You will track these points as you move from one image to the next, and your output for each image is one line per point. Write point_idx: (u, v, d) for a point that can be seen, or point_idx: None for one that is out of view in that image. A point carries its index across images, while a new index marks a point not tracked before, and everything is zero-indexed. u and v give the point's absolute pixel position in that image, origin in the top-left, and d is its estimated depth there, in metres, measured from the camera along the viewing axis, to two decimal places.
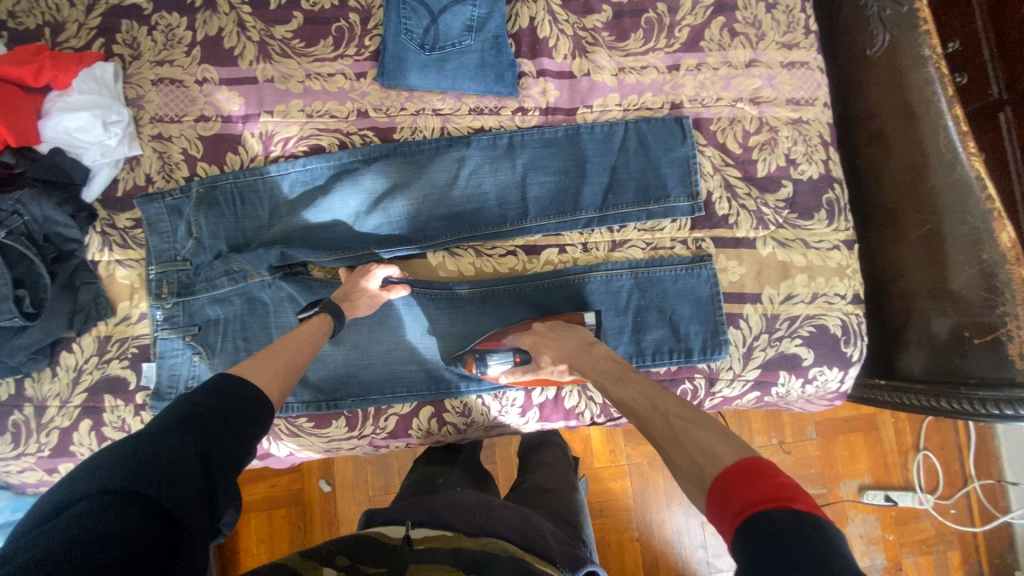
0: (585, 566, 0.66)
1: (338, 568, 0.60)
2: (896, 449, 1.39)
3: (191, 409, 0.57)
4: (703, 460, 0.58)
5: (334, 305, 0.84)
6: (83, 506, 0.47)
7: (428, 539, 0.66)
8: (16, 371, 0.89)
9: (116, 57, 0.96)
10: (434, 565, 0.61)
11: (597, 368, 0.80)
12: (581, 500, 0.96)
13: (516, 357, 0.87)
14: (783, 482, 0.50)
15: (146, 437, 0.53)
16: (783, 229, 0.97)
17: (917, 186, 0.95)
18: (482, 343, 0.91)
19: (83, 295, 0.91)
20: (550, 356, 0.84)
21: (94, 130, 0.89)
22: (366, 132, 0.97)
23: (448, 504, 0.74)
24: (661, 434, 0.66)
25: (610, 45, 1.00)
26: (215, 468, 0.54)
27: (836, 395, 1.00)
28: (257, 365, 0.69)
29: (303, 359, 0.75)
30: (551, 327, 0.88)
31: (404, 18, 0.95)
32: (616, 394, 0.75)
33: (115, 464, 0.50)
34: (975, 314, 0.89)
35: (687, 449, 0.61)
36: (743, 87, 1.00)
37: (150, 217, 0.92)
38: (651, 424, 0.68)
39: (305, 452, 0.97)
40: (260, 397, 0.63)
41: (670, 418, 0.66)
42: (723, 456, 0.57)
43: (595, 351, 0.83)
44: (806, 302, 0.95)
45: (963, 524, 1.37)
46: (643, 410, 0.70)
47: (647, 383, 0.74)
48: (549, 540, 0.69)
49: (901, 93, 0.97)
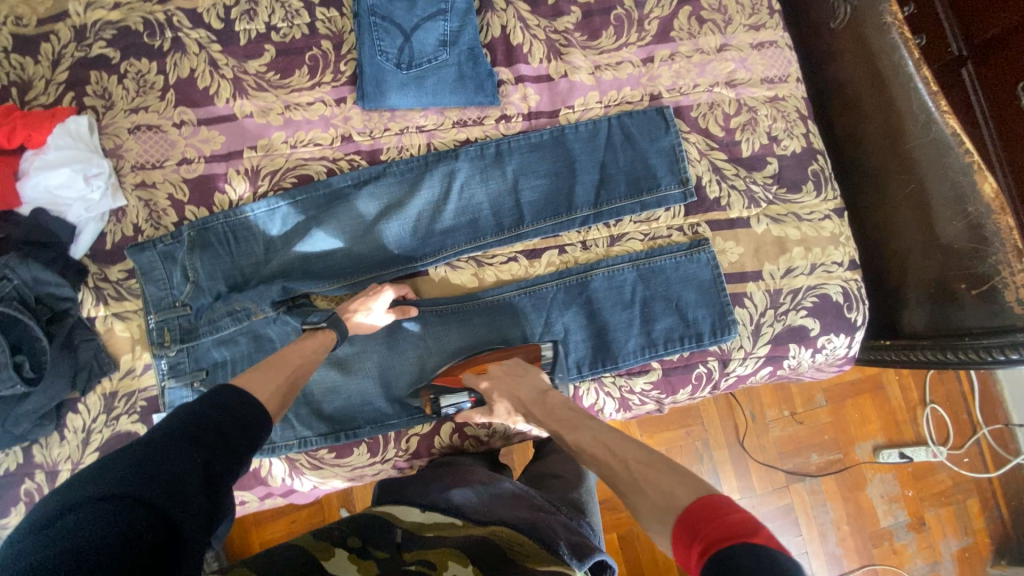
0: (593, 556, 0.63)
1: (350, 549, 0.59)
2: (903, 406, 1.41)
3: (195, 418, 0.57)
4: (665, 504, 0.60)
5: (339, 318, 0.84)
6: (83, 513, 0.46)
7: (437, 526, 0.67)
8: (21, 440, 0.87)
9: (89, 108, 0.95)
10: (445, 548, 0.61)
11: (554, 416, 0.81)
12: (591, 487, 0.97)
13: (472, 398, 0.89)
14: (739, 518, 0.52)
15: (146, 445, 0.53)
16: (775, 204, 0.98)
17: (897, 149, 0.97)
18: (443, 380, 0.91)
19: (82, 354, 0.88)
20: (504, 403, 0.86)
21: (76, 184, 0.88)
22: (353, 156, 0.96)
23: (461, 488, 0.76)
24: (623, 482, 0.67)
25: (583, 44, 1.01)
26: (218, 479, 0.54)
27: (845, 359, 1.00)
28: (258, 378, 0.68)
29: (304, 373, 0.75)
30: (506, 372, 0.87)
31: (377, 39, 0.95)
32: (573, 441, 0.75)
33: (119, 472, 0.50)
34: (969, 265, 0.91)
35: (649, 495, 0.62)
36: (718, 71, 1.02)
37: (143, 265, 0.90)
38: (612, 471, 0.69)
39: (329, 485, 0.95)
40: (262, 409, 0.63)
41: (629, 465, 0.67)
42: (683, 498, 0.59)
43: (550, 400, 0.83)
44: (806, 273, 0.96)
45: (977, 471, 1.40)
46: (601, 457, 0.71)
47: (603, 429, 0.74)
48: (557, 530, 0.66)
49: (870, 60, 1.00)
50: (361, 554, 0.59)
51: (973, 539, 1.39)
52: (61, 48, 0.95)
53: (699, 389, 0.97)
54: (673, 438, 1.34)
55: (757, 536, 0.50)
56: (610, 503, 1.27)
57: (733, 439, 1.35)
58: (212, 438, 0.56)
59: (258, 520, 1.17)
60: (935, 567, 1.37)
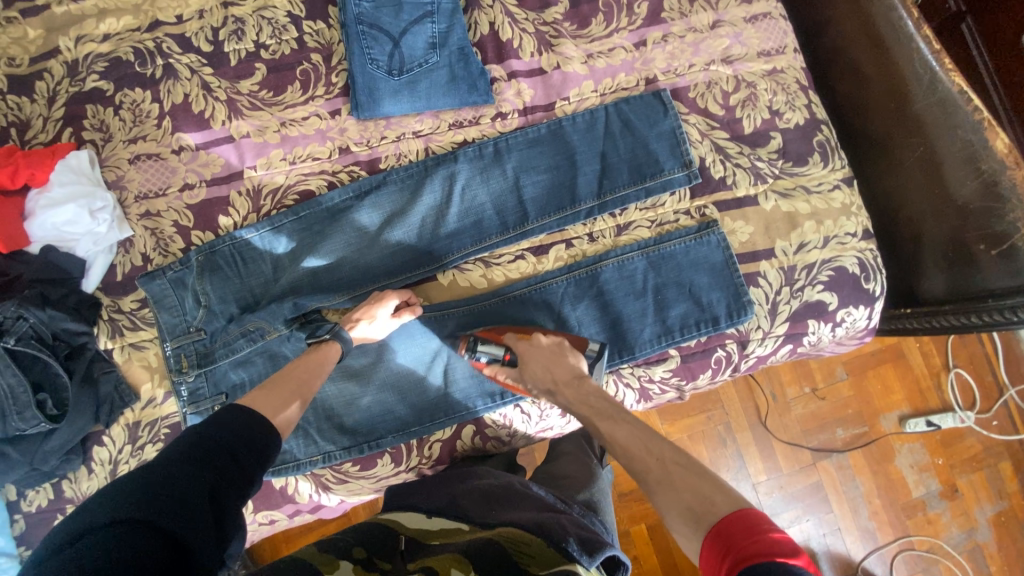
0: (603, 550, 0.63)
1: (355, 560, 0.58)
2: (927, 372, 1.39)
3: (197, 439, 0.57)
4: (701, 509, 0.62)
5: (342, 330, 0.85)
6: (91, 538, 0.46)
7: (443, 534, 0.66)
8: (51, 475, 0.88)
9: (88, 143, 0.95)
10: (446, 555, 0.59)
11: (586, 403, 0.81)
12: (604, 488, 0.96)
13: (506, 356, 0.87)
14: (779, 536, 0.54)
15: (153, 468, 0.53)
16: (782, 179, 0.97)
17: (903, 112, 0.95)
18: (483, 331, 0.92)
19: (103, 386, 0.89)
20: (535, 375, 0.84)
21: (82, 220, 0.88)
22: (352, 167, 0.96)
23: (469, 492, 0.76)
24: (655, 480, 0.69)
25: (573, 34, 1.00)
26: (224, 498, 0.54)
27: (866, 331, 0.99)
28: (262, 398, 0.69)
29: (308, 388, 0.75)
30: (549, 345, 0.86)
31: (366, 48, 0.94)
32: (607, 430, 0.76)
33: (126, 494, 0.50)
34: (986, 225, 0.88)
35: (684, 497, 0.64)
36: (712, 49, 1.00)
37: (154, 294, 0.91)
38: (646, 467, 0.70)
39: (356, 497, 0.95)
40: (266, 427, 0.63)
41: (667, 464, 0.69)
42: (720, 506, 0.61)
43: (584, 386, 0.82)
44: (819, 247, 0.95)
45: (1007, 433, 1.37)
46: (636, 453, 0.72)
47: (639, 425, 0.75)
48: (566, 526, 0.66)
49: (868, 23, 0.97)
50: (364, 565, 0.58)
51: (1009, 503, 1.36)
52: (56, 85, 0.96)
53: (719, 372, 0.95)
54: (694, 424, 1.33)
55: (796, 558, 0.52)
56: (634, 494, 1.26)
57: (755, 419, 1.34)
58: (218, 458, 0.56)
59: (288, 536, 1.18)
60: (971, 533, 1.34)
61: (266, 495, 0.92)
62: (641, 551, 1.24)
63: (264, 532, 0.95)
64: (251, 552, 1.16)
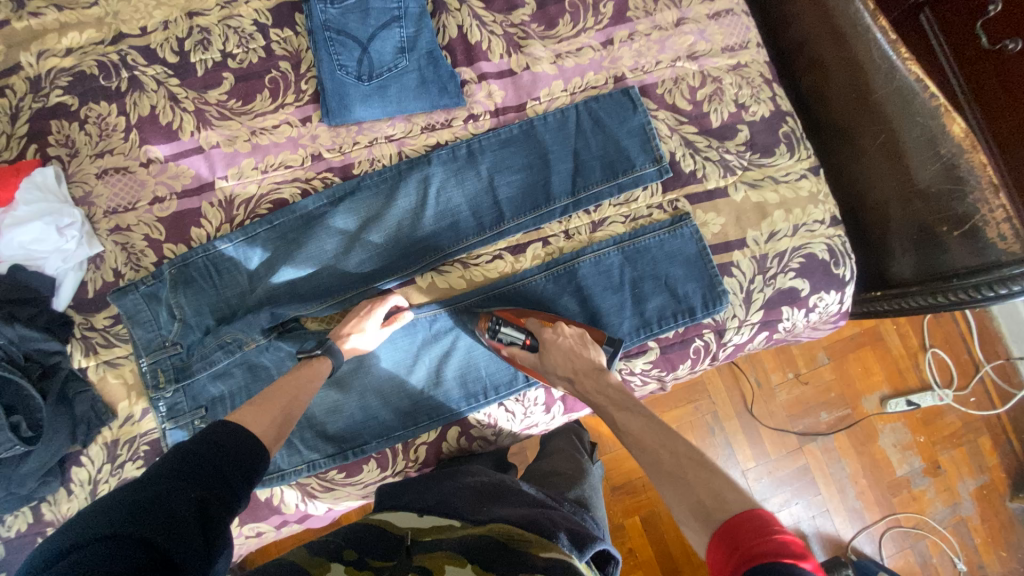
0: (593, 545, 0.64)
1: (346, 562, 0.59)
2: (905, 353, 1.42)
3: (187, 454, 0.57)
4: (712, 505, 0.62)
5: (334, 344, 0.84)
6: (81, 553, 0.46)
7: (434, 531, 0.66)
8: (29, 499, 0.86)
9: (54, 159, 0.93)
10: (441, 553, 0.60)
11: (603, 393, 0.82)
12: (594, 485, 0.97)
13: (527, 341, 0.87)
14: (786, 539, 0.53)
15: (143, 485, 0.53)
16: (750, 170, 0.99)
17: (864, 101, 0.98)
18: (504, 312, 0.93)
19: (79, 406, 0.87)
20: (555, 363, 0.85)
21: (50, 237, 0.87)
22: (326, 174, 0.96)
23: (459, 490, 0.76)
24: (667, 471, 0.70)
25: (541, 35, 1.01)
26: (214, 513, 0.53)
27: (839, 315, 1.01)
28: (252, 414, 0.69)
29: (300, 406, 0.76)
30: (571, 336, 0.87)
31: (335, 54, 0.94)
32: (622, 422, 0.78)
33: (115, 511, 0.49)
34: (948, 206, 0.91)
35: (696, 489, 0.65)
36: (678, 45, 1.02)
37: (127, 309, 0.89)
38: (658, 458, 0.71)
39: (343, 505, 0.95)
40: (256, 443, 0.63)
41: (679, 457, 0.70)
42: (732, 504, 0.61)
43: (603, 379, 0.83)
44: (789, 235, 0.97)
45: (985, 409, 1.41)
46: (648, 444, 0.74)
47: (654, 419, 0.76)
48: (556, 520, 0.67)
49: (827, 16, 1.00)
50: (356, 566, 0.59)
51: (990, 477, 1.40)
52: (19, 102, 0.94)
53: (698, 362, 0.97)
54: (683, 416, 1.34)
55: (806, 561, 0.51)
56: (627, 488, 1.27)
57: (741, 407, 1.36)
58: (206, 475, 0.56)
59: (279, 545, 1.16)
60: (955, 508, 1.38)
61: (252, 508, 0.91)
62: (636, 544, 1.25)
63: (252, 545, 0.94)
64: (240, 563, 1.14)
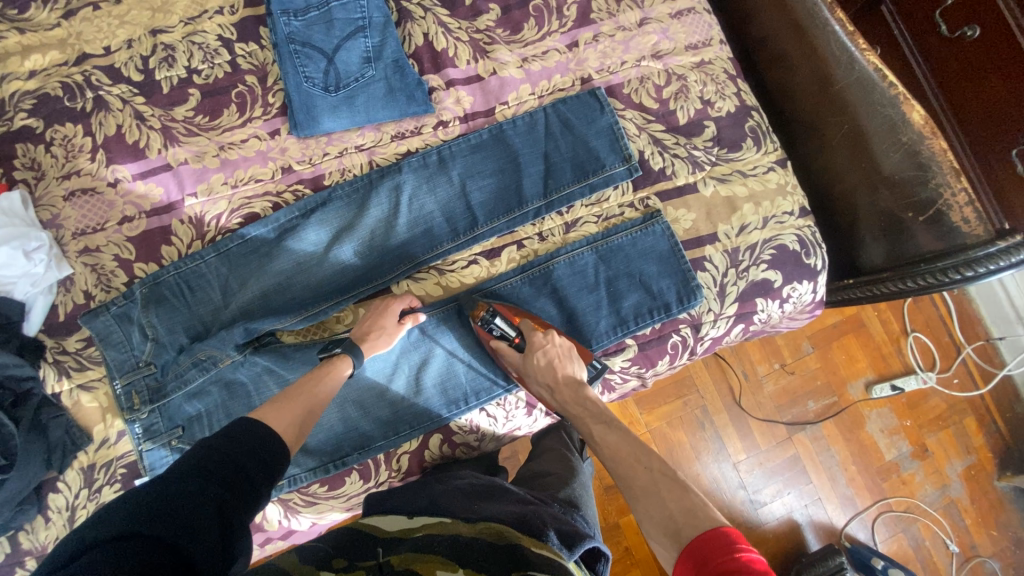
0: (582, 544, 0.65)
1: (335, 569, 0.57)
2: (886, 339, 1.44)
3: (211, 451, 0.57)
4: (683, 520, 0.68)
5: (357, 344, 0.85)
6: (104, 549, 0.44)
7: (425, 528, 0.65)
8: (5, 529, 0.84)
9: (20, 182, 0.92)
10: (433, 556, 0.57)
11: (580, 404, 0.86)
12: (584, 483, 0.97)
13: (514, 338, 0.89)
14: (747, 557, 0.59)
15: (165, 483, 0.52)
16: (718, 165, 1.00)
17: (827, 93, 1.00)
18: (500, 306, 0.93)
19: (53, 432, 0.86)
20: (538, 368, 0.86)
21: (17, 262, 0.85)
22: (297, 186, 0.95)
23: (449, 492, 0.76)
24: (641, 486, 0.76)
25: (507, 40, 1.02)
26: (232, 514, 0.53)
27: (814, 304, 1.03)
28: (275, 412, 0.69)
29: (319, 406, 0.76)
30: (559, 346, 0.88)
31: (301, 66, 0.94)
32: (599, 433, 0.83)
33: (138, 508, 0.48)
34: (913, 193, 0.93)
35: (670, 506, 0.71)
36: (642, 45, 1.03)
37: (99, 330, 0.88)
38: (633, 475, 0.77)
39: (327, 518, 0.94)
40: (277, 443, 0.63)
41: (654, 473, 0.76)
42: (704, 520, 0.67)
43: (581, 392, 0.86)
44: (759, 228, 0.98)
45: (969, 390, 1.44)
46: (624, 455, 0.79)
47: (630, 436, 0.81)
48: (546, 518, 0.67)
49: (787, 11, 1.02)
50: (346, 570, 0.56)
51: (977, 457, 1.42)
52: None
53: (677, 357, 0.98)
54: (671, 411, 1.35)
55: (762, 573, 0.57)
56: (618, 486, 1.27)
57: (729, 400, 1.37)
58: (225, 473, 0.55)
59: None
60: (945, 490, 1.40)
61: None
62: (631, 542, 1.25)
63: None
64: None
